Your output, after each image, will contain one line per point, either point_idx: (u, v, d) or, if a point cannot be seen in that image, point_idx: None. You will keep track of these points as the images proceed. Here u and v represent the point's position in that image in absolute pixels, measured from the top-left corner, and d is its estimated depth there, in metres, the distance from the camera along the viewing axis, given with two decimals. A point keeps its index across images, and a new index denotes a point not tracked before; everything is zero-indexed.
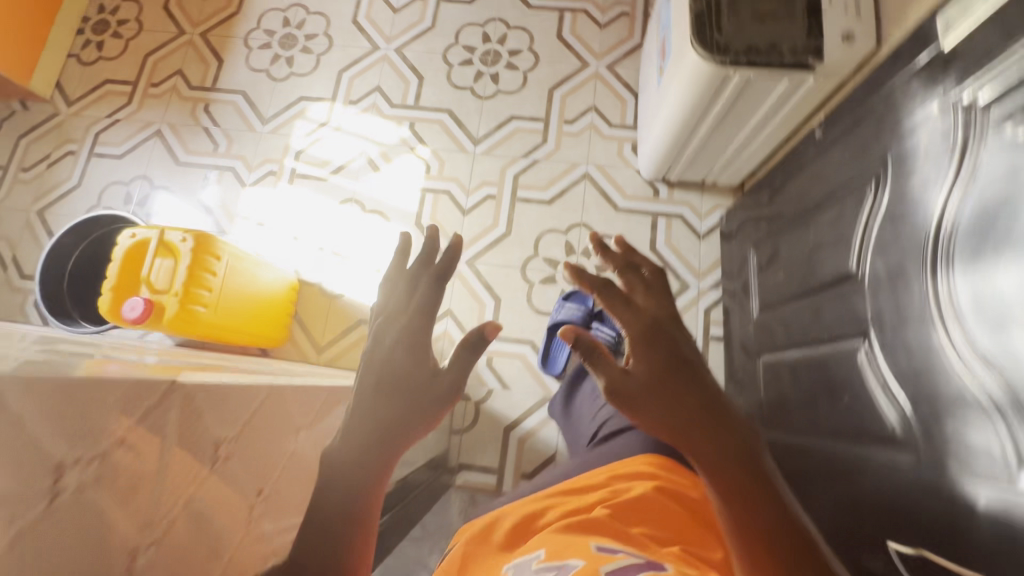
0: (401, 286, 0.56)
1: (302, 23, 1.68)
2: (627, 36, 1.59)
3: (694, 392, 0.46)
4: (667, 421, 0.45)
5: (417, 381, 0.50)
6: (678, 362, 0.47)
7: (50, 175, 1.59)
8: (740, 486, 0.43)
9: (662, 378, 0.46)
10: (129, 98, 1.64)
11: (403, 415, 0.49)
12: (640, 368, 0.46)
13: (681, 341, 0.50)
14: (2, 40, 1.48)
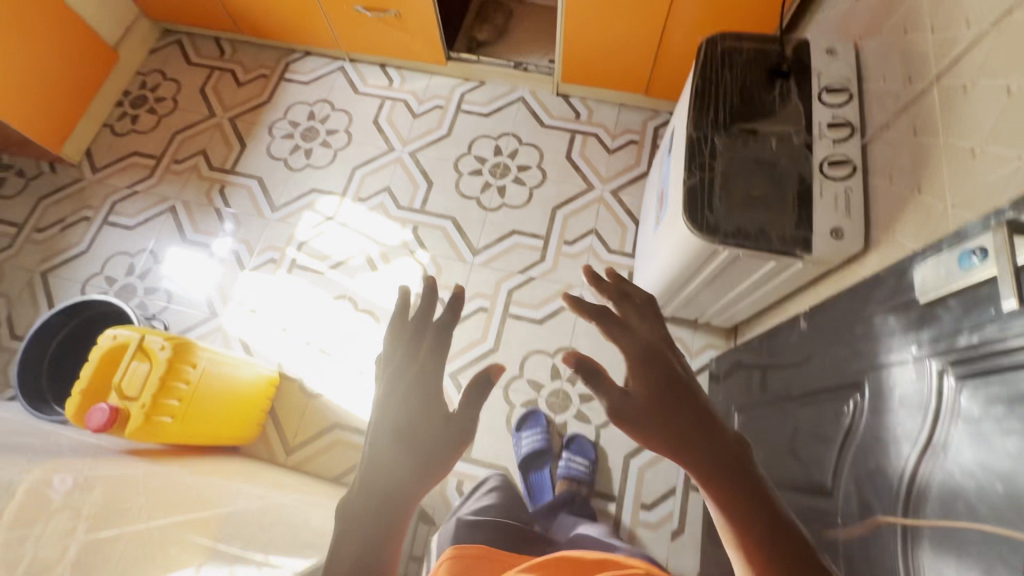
0: (408, 335, 0.66)
1: (326, 117, 1.76)
2: (634, 164, 1.64)
3: (683, 414, 0.59)
4: (662, 434, 0.57)
5: (430, 413, 0.59)
6: (671, 387, 0.62)
7: (62, 238, 1.64)
8: (735, 496, 0.53)
9: (658, 397, 0.61)
10: (151, 171, 1.71)
11: (424, 449, 0.56)
12: (637, 390, 0.61)
13: (672, 365, 0.66)
14: (39, 112, 1.58)
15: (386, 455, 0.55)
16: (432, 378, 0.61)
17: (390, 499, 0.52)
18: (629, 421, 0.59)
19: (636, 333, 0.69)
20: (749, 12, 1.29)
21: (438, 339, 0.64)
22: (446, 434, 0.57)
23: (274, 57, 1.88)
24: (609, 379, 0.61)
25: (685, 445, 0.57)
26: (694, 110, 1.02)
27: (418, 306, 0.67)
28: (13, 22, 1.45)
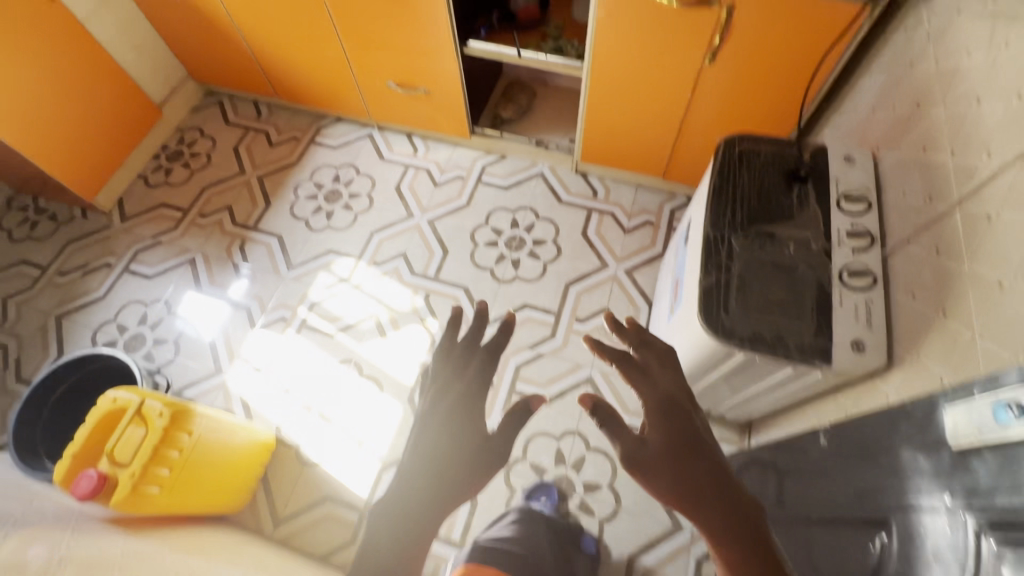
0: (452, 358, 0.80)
1: (350, 181, 1.82)
2: (649, 244, 1.65)
3: (692, 460, 0.69)
4: (671, 480, 0.67)
5: (471, 432, 0.72)
6: (684, 438, 0.71)
7: (82, 283, 1.67)
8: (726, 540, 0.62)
9: (671, 447, 0.70)
10: (176, 223, 1.76)
11: (469, 460, 0.69)
12: (653, 438, 0.71)
13: (688, 417, 0.75)
14: (73, 161, 1.64)
15: (428, 463, 0.68)
16: (472, 403, 0.74)
17: (423, 499, 0.65)
18: (640, 466, 0.69)
19: (655, 382, 0.79)
20: (767, 113, 1.33)
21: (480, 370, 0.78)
22: (479, 458, 0.70)
23: (307, 121, 1.97)
24: (626, 428, 0.71)
25: (687, 491, 0.66)
26: (711, 209, 1.02)
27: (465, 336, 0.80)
28: (62, 76, 1.55)
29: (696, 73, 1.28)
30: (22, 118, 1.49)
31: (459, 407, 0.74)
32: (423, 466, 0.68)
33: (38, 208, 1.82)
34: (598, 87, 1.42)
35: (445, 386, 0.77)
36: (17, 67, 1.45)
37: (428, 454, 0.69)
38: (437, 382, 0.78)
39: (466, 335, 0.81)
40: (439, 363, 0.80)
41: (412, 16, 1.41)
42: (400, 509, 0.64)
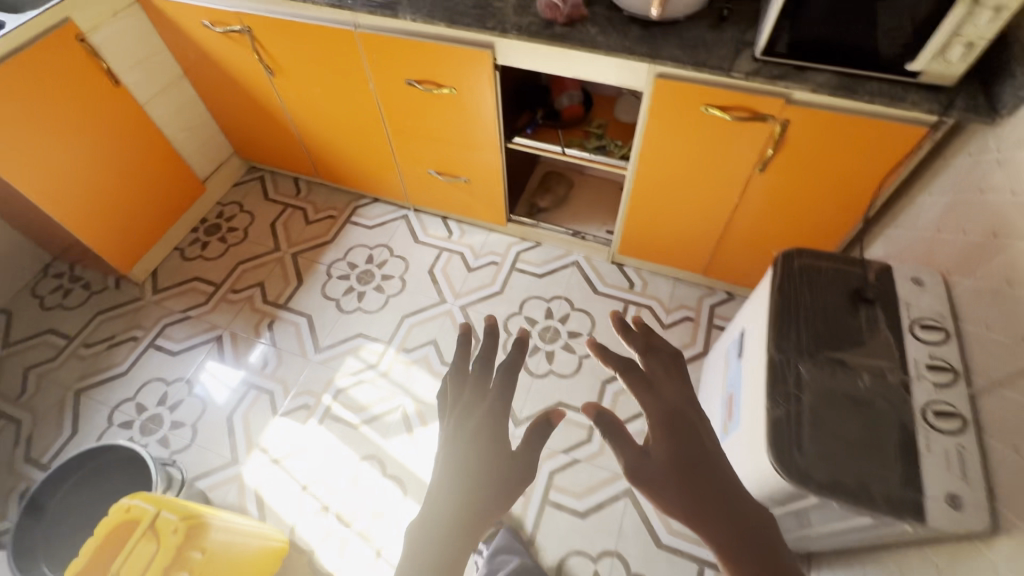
0: (472, 382, 0.79)
1: (383, 262, 1.81)
2: (690, 342, 1.59)
3: (701, 479, 0.69)
4: (679, 496, 0.67)
5: (496, 447, 0.72)
6: (690, 457, 0.71)
7: (106, 356, 1.63)
8: (736, 555, 0.64)
9: (677, 466, 0.70)
10: (207, 297, 1.75)
11: (500, 477, 0.70)
12: (657, 454, 0.71)
13: (693, 430, 0.74)
14: (112, 234, 1.66)
15: (459, 477, 0.69)
16: (496, 420, 0.74)
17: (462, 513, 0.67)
18: (645, 479, 0.69)
19: (660, 394, 0.78)
20: (818, 222, 1.30)
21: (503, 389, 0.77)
22: (503, 460, 0.71)
23: (344, 200, 1.99)
24: (634, 442, 0.71)
25: (695, 505, 0.67)
26: (774, 330, 0.97)
27: (478, 359, 0.79)
28: (114, 154, 1.60)
29: (744, 181, 1.27)
30: (70, 194, 1.51)
31: (484, 427, 0.73)
32: (458, 483, 0.69)
33: (74, 276, 1.82)
34: (641, 186, 1.41)
35: (465, 410, 0.76)
36: (74, 146, 1.49)
37: (458, 470, 0.70)
38: (461, 410, 0.77)
39: (479, 355, 0.80)
40: (461, 385, 0.80)
41: (458, 113, 1.44)
42: (443, 527, 0.65)
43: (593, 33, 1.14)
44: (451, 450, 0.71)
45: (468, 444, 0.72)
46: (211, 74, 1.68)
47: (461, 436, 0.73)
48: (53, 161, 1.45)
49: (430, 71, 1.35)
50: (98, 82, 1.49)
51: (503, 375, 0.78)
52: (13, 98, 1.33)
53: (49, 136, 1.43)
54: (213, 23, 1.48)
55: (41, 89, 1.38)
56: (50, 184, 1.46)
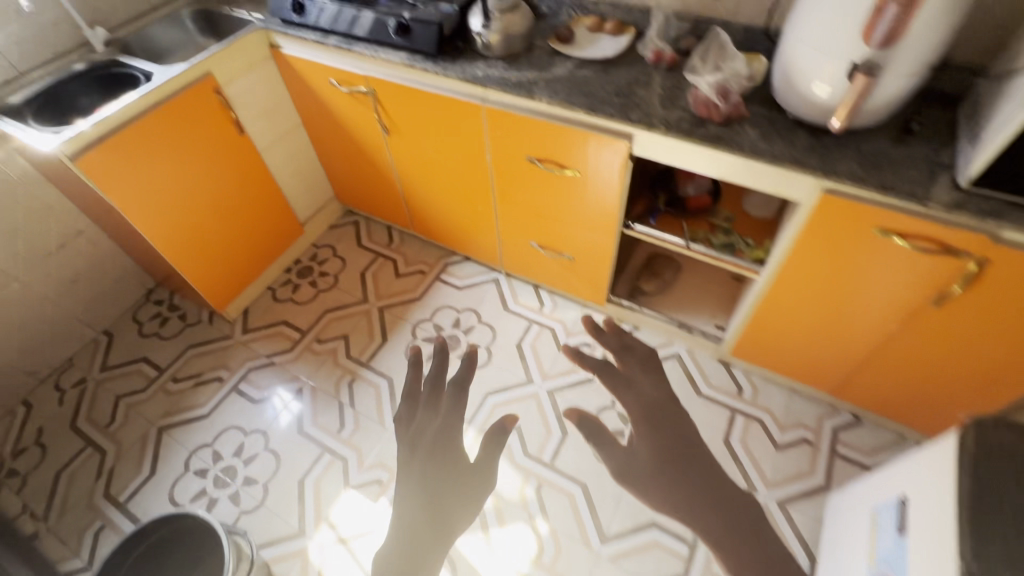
0: (427, 407, 1.09)
1: (470, 328, 1.73)
2: (808, 471, 1.39)
3: (676, 465, 0.91)
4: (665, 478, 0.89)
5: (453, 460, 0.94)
6: (672, 448, 0.92)
7: (191, 395, 1.63)
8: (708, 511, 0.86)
9: (661, 458, 0.90)
10: (293, 344, 1.73)
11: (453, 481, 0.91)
12: (641, 448, 0.91)
13: (666, 431, 0.94)
14: (216, 275, 1.68)
15: (420, 500, 0.87)
16: (449, 437, 0.98)
17: (431, 524, 0.85)
18: (631, 472, 0.89)
19: (635, 398, 0.95)
20: (1002, 370, 1.08)
21: (450, 411, 1.08)
22: (451, 468, 0.93)
23: (435, 255, 1.95)
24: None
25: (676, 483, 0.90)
26: (967, 504, 0.78)
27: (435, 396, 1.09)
28: (226, 198, 1.61)
29: (905, 309, 1.10)
30: (183, 236, 1.53)
31: (431, 455, 0.93)
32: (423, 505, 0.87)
33: (171, 306, 1.87)
34: (774, 291, 1.27)
35: (418, 434, 1.00)
36: (194, 191, 1.51)
37: (419, 497, 0.87)
38: (410, 438, 0.98)
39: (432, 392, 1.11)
40: (410, 410, 1.05)
41: (577, 194, 1.35)
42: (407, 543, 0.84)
43: (753, 137, 1.02)
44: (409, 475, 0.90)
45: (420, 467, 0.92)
46: (327, 126, 1.70)
47: (415, 460, 0.94)
48: (173, 205, 1.46)
49: (555, 152, 1.27)
50: (226, 130, 1.52)
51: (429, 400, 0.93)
52: (152, 147, 1.36)
53: (176, 184, 1.45)
54: (340, 83, 1.48)
55: (175, 138, 1.40)
56: (168, 227, 1.47)
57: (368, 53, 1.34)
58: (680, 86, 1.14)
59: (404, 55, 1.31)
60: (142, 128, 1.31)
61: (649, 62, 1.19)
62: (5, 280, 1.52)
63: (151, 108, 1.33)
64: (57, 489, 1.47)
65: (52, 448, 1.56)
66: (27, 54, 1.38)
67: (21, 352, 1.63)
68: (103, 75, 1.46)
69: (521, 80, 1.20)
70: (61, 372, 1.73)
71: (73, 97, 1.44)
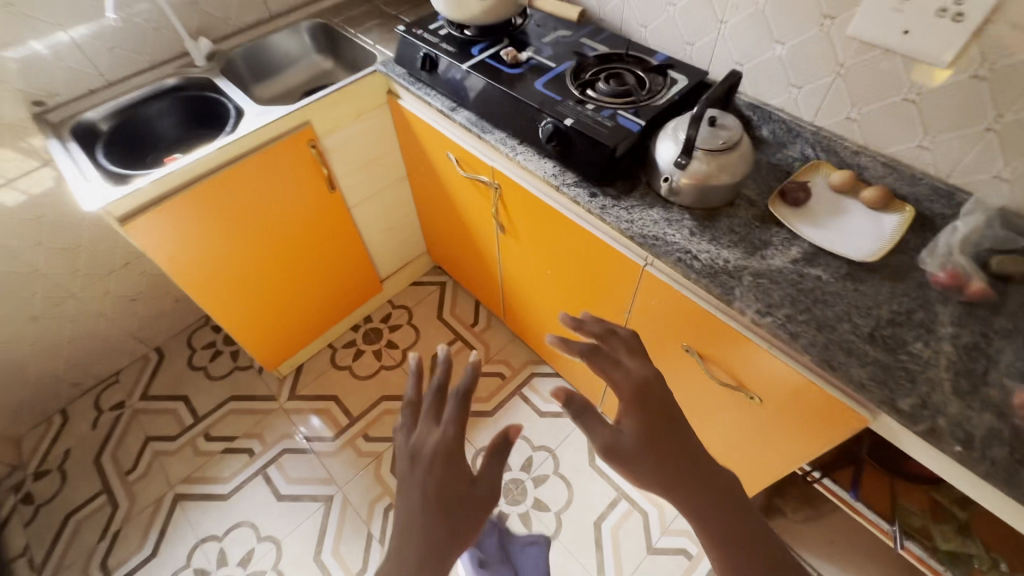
0: (427, 409, 0.59)
1: (542, 478, 1.38)
2: None
3: (677, 450, 0.56)
4: (661, 478, 0.54)
5: (458, 481, 0.53)
6: (664, 425, 0.57)
7: (217, 463, 1.44)
8: (726, 538, 0.52)
9: (649, 437, 0.56)
10: (337, 432, 1.48)
11: (454, 533, 0.50)
12: (630, 427, 0.56)
13: (668, 400, 0.59)
14: (273, 333, 1.44)
15: (403, 552, 0.48)
16: (454, 448, 0.54)
17: None
18: (620, 461, 0.54)
19: (632, 370, 0.62)
20: None
21: (461, 423, 0.56)
22: (464, 504, 0.52)
23: (522, 357, 1.61)
24: (599, 419, 0.56)
25: (673, 482, 0.54)
26: None
27: (432, 386, 0.59)
28: (298, 257, 1.35)
29: None
30: (241, 298, 1.28)
31: (433, 484, 0.52)
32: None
33: (228, 338, 1.69)
34: None
35: (418, 450, 0.56)
36: (263, 251, 1.25)
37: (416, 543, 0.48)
38: (411, 456, 0.55)
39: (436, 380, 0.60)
40: (415, 418, 0.60)
41: (742, 417, 0.93)
42: None
43: None
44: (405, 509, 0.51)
45: (425, 508, 0.51)
46: (433, 191, 1.38)
47: (411, 490, 0.52)
48: (235, 265, 1.21)
49: (729, 362, 0.86)
50: (315, 186, 1.25)
51: (455, 400, 0.58)
52: (224, 205, 1.10)
53: (241, 241, 1.19)
54: (460, 162, 1.15)
55: (252, 195, 1.14)
56: (225, 290, 1.23)
57: (504, 151, 0.97)
58: (986, 354, 0.68)
59: (550, 168, 0.93)
60: (215, 186, 1.06)
61: (932, 284, 0.75)
62: (60, 296, 1.39)
63: (231, 162, 1.08)
64: (61, 538, 1.34)
65: (71, 479, 1.44)
66: (119, 62, 1.19)
67: (70, 365, 1.52)
68: (194, 96, 1.23)
69: (715, 263, 0.79)
70: (105, 388, 1.60)
71: (158, 118, 1.22)
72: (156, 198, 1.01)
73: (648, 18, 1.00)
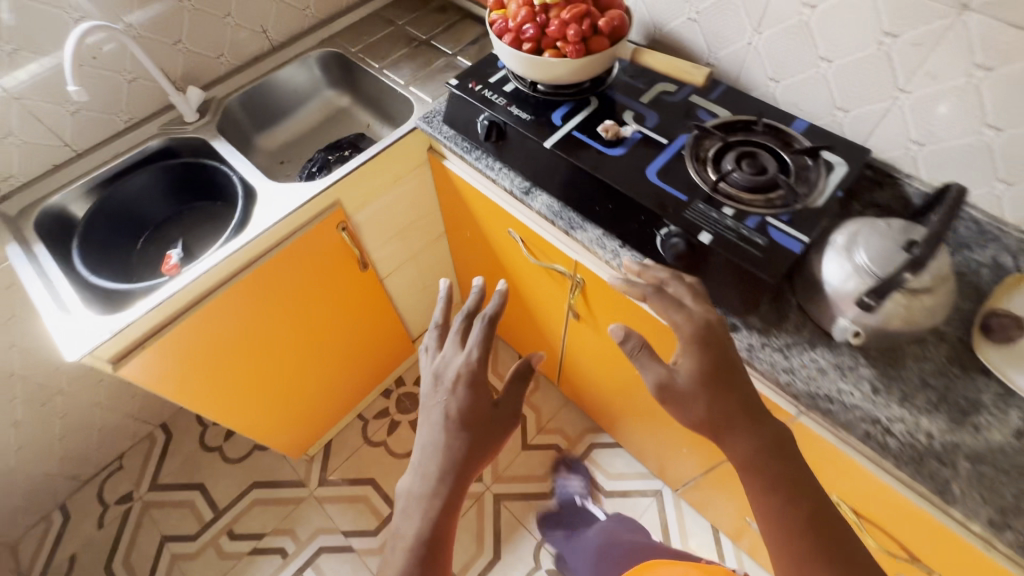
0: (451, 335, 0.66)
1: None
2: None
3: (731, 395, 0.58)
4: (708, 416, 0.57)
5: (478, 398, 0.60)
6: (722, 369, 0.58)
7: (245, 568, 1.27)
8: (767, 480, 0.55)
9: (710, 381, 0.57)
10: (379, 525, 1.31)
11: (477, 444, 0.59)
12: (685, 368, 0.58)
13: (728, 346, 0.60)
14: (298, 427, 1.23)
15: (433, 454, 0.58)
16: (477, 372, 0.61)
17: (445, 485, 0.56)
18: (669, 400, 0.57)
19: (686, 309, 0.61)
20: None
21: (486, 349, 0.62)
22: (488, 424, 0.60)
23: (578, 425, 1.44)
24: (654, 358, 0.59)
25: (719, 421, 0.57)
26: None
27: (463, 317, 0.66)
28: (326, 346, 1.13)
29: None
30: (262, 403, 1.08)
31: (461, 401, 0.60)
32: (434, 478, 0.56)
33: None
34: None
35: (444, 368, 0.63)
36: (286, 352, 1.04)
37: (441, 440, 0.58)
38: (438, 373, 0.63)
39: (466, 309, 0.66)
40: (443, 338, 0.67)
41: None
42: (422, 540, 0.54)
43: None
44: (431, 418, 0.60)
45: (454, 425, 0.59)
46: (479, 257, 1.16)
47: (438, 397, 0.61)
48: (253, 375, 1.01)
49: (907, 539, 0.68)
50: (344, 273, 1.03)
51: (482, 327, 0.64)
52: (238, 318, 0.90)
53: (259, 351, 0.98)
54: (527, 246, 0.93)
55: (270, 298, 0.93)
56: (246, 399, 1.03)
57: (604, 258, 0.75)
58: None
59: None
60: (222, 302, 0.86)
61: None
62: (46, 395, 1.17)
63: (241, 271, 0.87)
64: None
65: None
66: (87, 127, 0.93)
67: (65, 460, 1.32)
68: (186, 165, 0.98)
69: (915, 442, 0.60)
70: (108, 477, 1.41)
71: (142, 192, 0.97)
72: (151, 330, 0.80)
73: (782, 72, 0.77)
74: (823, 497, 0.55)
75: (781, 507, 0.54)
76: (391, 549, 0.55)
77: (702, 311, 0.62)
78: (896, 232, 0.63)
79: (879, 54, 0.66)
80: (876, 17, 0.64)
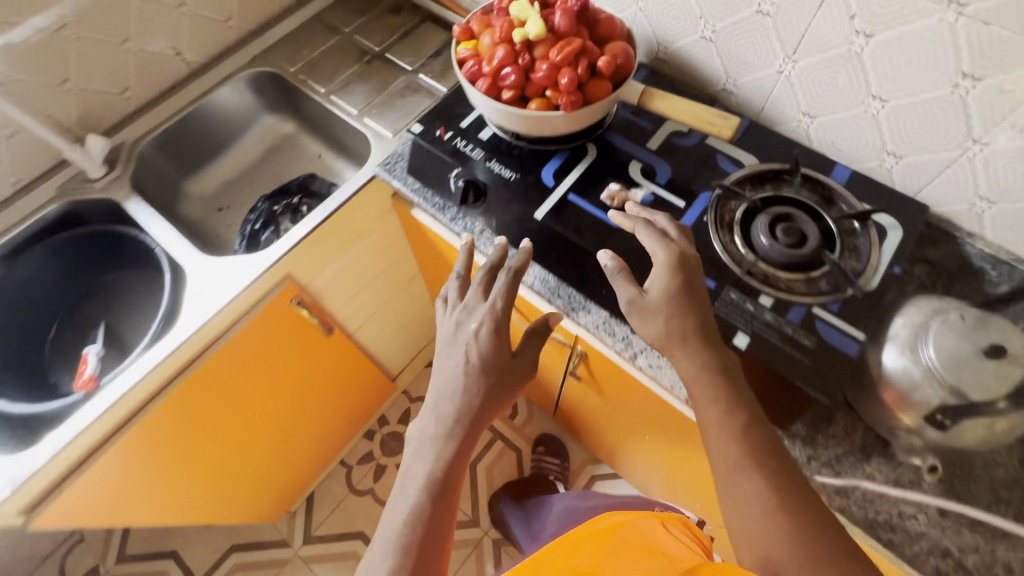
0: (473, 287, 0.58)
1: None
2: None
3: (693, 313, 0.52)
4: (664, 334, 0.52)
5: (498, 349, 0.54)
6: (693, 293, 0.53)
7: None
8: (716, 397, 0.50)
9: (674, 300, 0.52)
10: None
11: (495, 393, 0.53)
12: (654, 288, 0.53)
13: (697, 266, 0.55)
14: (267, 500, 1.11)
15: (450, 400, 0.52)
16: (501, 323, 0.55)
17: (457, 431, 0.51)
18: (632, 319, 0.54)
19: (664, 235, 0.56)
20: None
21: (511, 298, 0.56)
22: (507, 378, 0.54)
23: (578, 455, 1.35)
24: (630, 279, 0.55)
25: (672, 338, 0.52)
26: None
27: (489, 265, 0.58)
28: (290, 420, 1.00)
29: None
30: (219, 495, 0.94)
31: (485, 348, 0.54)
32: (449, 423, 0.52)
33: None
34: None
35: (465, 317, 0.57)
36: (238, 443, 0.90)
37: (457, 385, 0.53)
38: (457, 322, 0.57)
39: (490, 259, 0.59)
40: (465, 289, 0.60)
41: None
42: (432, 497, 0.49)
43: None
44: (449, 365, 0.54)
45: (472, 372, 0.53)
46: None
47: (457, 349, 0.55)
48: (199, 478, 0.87)
49: None
50: (307, 342, 0.88)
51: (507, 278, 0.57)
52: (172, 429, 0.75)
53: (202, 457, 0.84)
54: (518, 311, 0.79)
55: (211, 399, 0.78)
56: (200, 498, 0.90)
57: (614, 347, 0.61)
58: None
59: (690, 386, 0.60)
60: (150, 423, 0.71)
61: None
62: None
63: (179, 372, 0.72)
64: None
65: None
66: None
67: (15, 544, 1.19)
68: (95, 234, 0.81)
69: None
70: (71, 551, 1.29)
71: (41, 274, 0.79)
72: (59, 478, 0.65)
73: (819, 108, 0.63)
74: (768, 427, 0.49)
75: (718, 419, 0.49)
76: (401, 488, 0.50)
77: (683, 240, 0.56)
78: (972, 328, 0.52)
79: (950, 98, 0.53)
80: (952, 55, 0.51)
